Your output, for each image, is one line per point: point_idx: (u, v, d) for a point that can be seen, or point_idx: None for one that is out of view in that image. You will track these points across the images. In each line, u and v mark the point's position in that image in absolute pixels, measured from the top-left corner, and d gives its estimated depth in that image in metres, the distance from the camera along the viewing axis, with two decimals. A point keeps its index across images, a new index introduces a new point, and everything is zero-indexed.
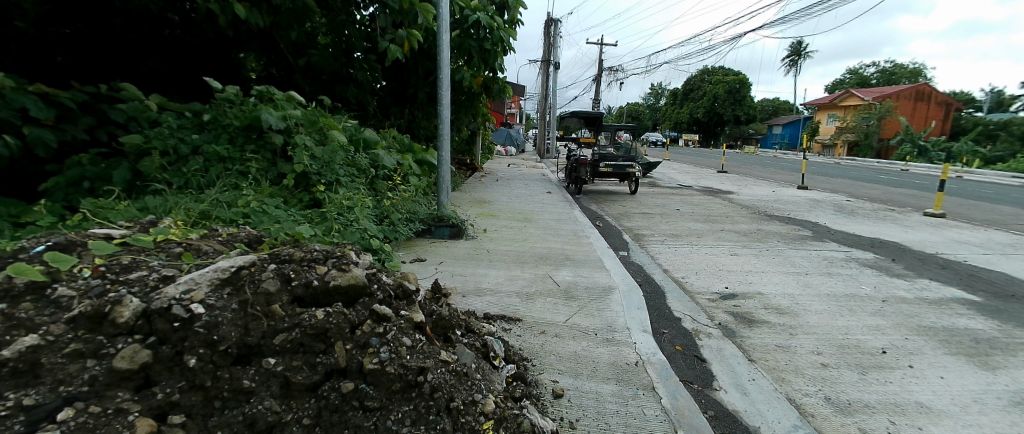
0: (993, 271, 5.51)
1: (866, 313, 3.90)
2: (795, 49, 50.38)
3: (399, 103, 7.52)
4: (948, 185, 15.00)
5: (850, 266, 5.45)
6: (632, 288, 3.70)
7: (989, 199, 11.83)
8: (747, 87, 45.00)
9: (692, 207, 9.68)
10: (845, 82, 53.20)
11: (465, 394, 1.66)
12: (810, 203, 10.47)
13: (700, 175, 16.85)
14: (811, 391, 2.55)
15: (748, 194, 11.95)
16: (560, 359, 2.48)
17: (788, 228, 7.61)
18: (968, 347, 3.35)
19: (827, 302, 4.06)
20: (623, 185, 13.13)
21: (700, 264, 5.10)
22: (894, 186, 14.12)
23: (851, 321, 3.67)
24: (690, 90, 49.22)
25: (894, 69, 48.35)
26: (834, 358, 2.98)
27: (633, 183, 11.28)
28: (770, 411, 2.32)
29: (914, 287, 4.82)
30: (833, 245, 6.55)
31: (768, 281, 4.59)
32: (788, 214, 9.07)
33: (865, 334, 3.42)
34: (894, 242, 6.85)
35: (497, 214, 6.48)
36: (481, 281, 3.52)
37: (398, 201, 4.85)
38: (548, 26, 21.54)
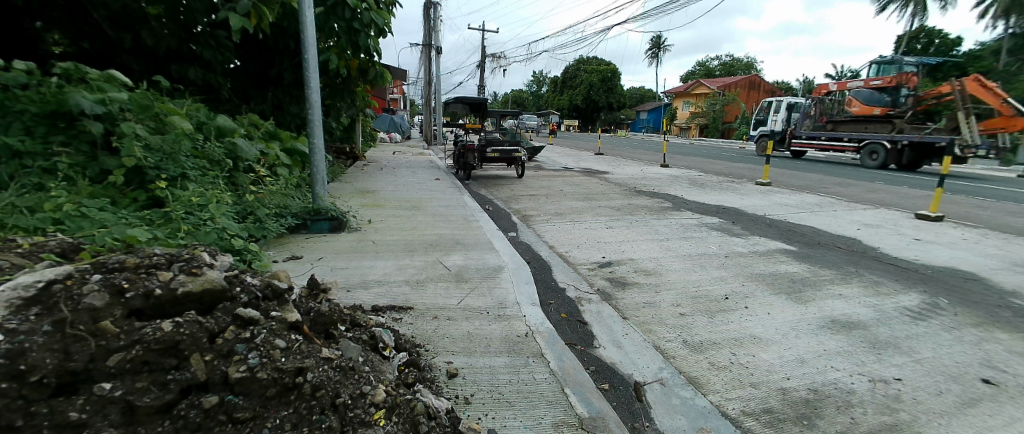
0: (803, 225, 6.92)
1: (713, 267, 4.62)
2: (655, 43, 56.33)
3: (260, 86, 6.85)
4: (773, 159, 18.22)
5: (701, 229, 6.39)
6: (520, 265, 3.88)
7: (800, 170, 14.69)
8: (617, 76, 49.09)
9: (574, 187, 10.34)
10: (695, 73, 61.07)
11: (353, 387, 1.59)
12: (672, 179, 11.92)
13: (580, 158, 18.06)
14: (672, 338, 2.94)
15: (621, 173, 13.17)
16: (453, 341, 2.50)
17: (653, 201, 8.59)
18: (787, 287, 4.19)
19: (684, 262, 4.72)
20: (510, 170, 13.50)
21: (582, 238, 5.51)
22: (733, 161, 16.78)
23: (703, 275, 4.32)
24: (568, 78, 52.04)
25: (732, 63, 56.66)
26: (690, 308, 3.48)
27: (520, 167, 11.67)
28: (641, 359, 2.64)
29: (749, 242, 5.83)
30: (688, 213, 7.58)
31: (637, 248, 5.13)
32: (654, 189, 10.22)
33: (714, 285, 4.05)
34: (734, 208, 8.15)
35: (383, 204, 6.22)
36: (367, 273, 3.37)
37: (264, 195, 4.37)
38: (427, 9, 20.88)
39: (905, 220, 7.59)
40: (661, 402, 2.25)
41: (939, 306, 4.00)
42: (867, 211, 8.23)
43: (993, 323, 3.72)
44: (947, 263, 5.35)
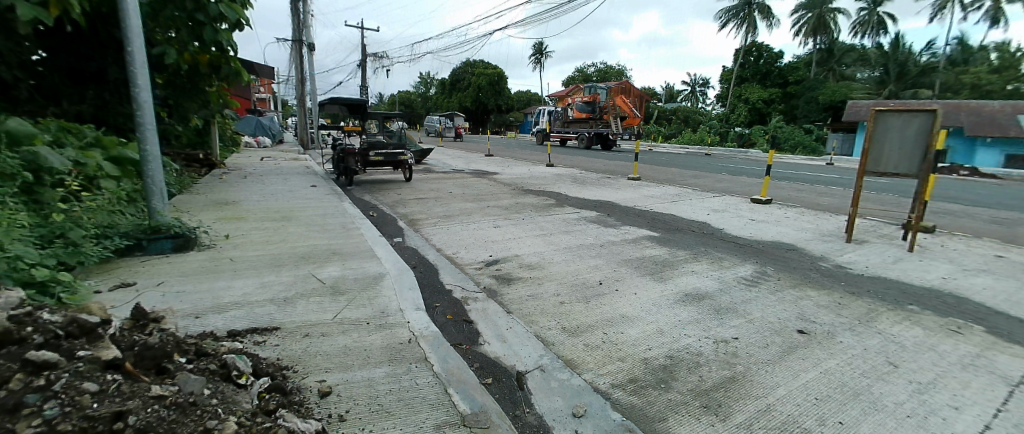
0: (666, 214, 7.86)
1: (590, 256, 5.00)
2: (536, 49, 59.11)
3: (76, 83, 5.95)
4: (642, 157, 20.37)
5: (581, 223, 6.88)
6: (403, 271, 3.78)
7: (664, 165, 16.65)
8: (504, 79, 50.50)
9: (463, 189, 10.39)
10: (574, 78, 65.54)
11: (195, 424, 1.39)
12: (556, 177, 12.64)
13: (470, 159, 18.20)
14: (552, 325, 3.12)
15: (510, 173, 13.59)
16: (327, 357, 2.34)
17: (538, 199, 9.03)
18: (652, 268, 4.72)
19: (565, 254, 5.04)
20: (397, 173, 13.08)
21: (469, 238, 5.56)
22: (609, 159, 18.36)
23: (580, 265, 4.65)
24: (456, 80, 52.11)
25: (605, 70, 61.98)
26: (569, 296, 3.73)
27: (406, 170, 11.37)
28: (523, 349, 2.75)
29: (621, 231, 6.44)
30: (570, 208, 8.11)
31: (523, 245, 5.33)
32: (540, 187, 10.74)
33: (590, 273, 4.39)
34: (609, 201, 8.94)
35: (247, 216, 5.58)
36: (223, 295, 2.98)
37: (80, 212, 3.63)
38: (296, 2, 19.23)
39: (743, 204, 9.05)
40: (540, 387, 2.38)
41: (766, 274, 4.85)
42: (715, 198, 9.64)
43: (801, 283, 4.62)
44: (773, 238, 6.51)
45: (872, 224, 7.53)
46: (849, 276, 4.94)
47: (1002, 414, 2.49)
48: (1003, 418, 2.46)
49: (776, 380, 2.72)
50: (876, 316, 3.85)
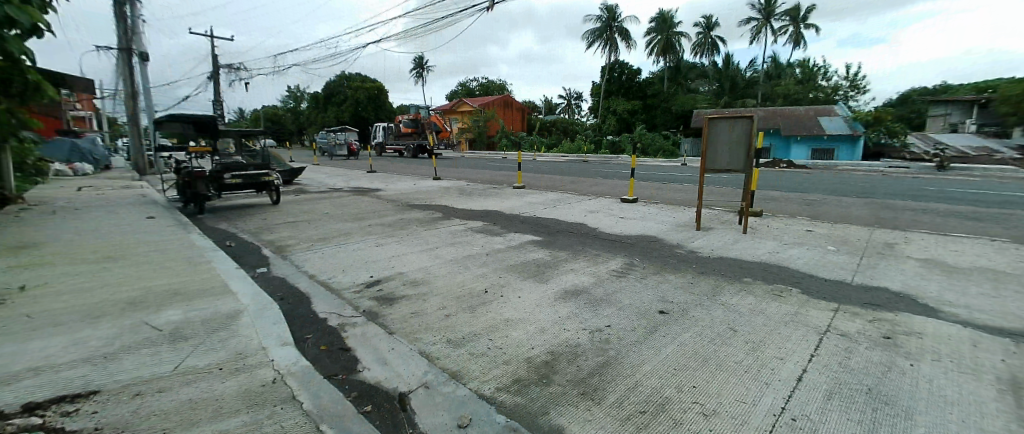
0: (547, 218, 8.32)
1: (476, 266, 5.05)
2: (416, 62, 58.52)
3: None
4: (526, 166, 21.31)
5: (466, 234, 6.92)
6: (265, 305, 3.43)
7: (546, 173, 17.63)
8: (383, 93, 48.90)
9: (342, 208, 9.76)
10: (456, 92, 66.27)
11: None
12: (442, 190, 12.58)
13: (351, 177, 17.23)
14: (437, 340, 3.07)
15: (394, 189, 13.16)
16: (167, 415, 2.01)
17: (424, 213, 8.88)
18: (535, 272, 4.93)
19: (450, 266, 5.01)
20: (263, 196, 11.80)
21: (348, 261, 5.23)
22: (494, 170, 18.86)
23: (466, 276, 4.67)
24: (330, 94, 49.11)
25: (486, 84, 63.80)
26: (454, 308, 3.71)
27: (273, 193, 10.31)
28: (406, 369, 2.66)
29: (505, 239, 6.62)
30: (456, 220, 8.12)
31: (407, 261, 5.19)
32: (426, 202, 10.58)
33: (476, 283, 4.42)
34: (495, 211, 9.17)
35: (53, 261, 4.54)
36: (14, 363, 2.40)
37: None
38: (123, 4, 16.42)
39: (615, 204, 9.99)
40: (425, 405, 2.33)
41: (634, 265, 5.41)
42: (591, 200, 10.48)
43: (662, 270, 5.22)
44: (639, 232, 7.28)
45: (715, 213, 8.87)
46: (699, 259, 5.74)
47: (814, 358, 3.11)
48: (815, 361, 3.07)
49: (643, 358, 3.03)
50: (721, 291, 4.53)
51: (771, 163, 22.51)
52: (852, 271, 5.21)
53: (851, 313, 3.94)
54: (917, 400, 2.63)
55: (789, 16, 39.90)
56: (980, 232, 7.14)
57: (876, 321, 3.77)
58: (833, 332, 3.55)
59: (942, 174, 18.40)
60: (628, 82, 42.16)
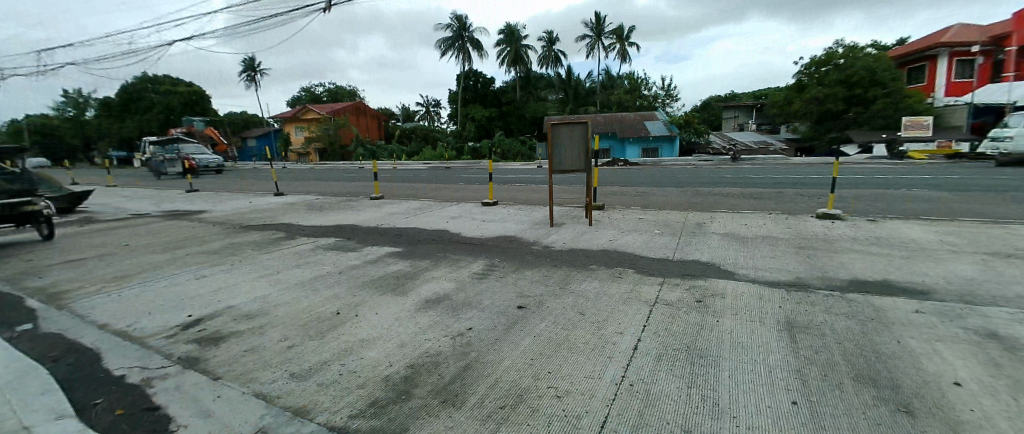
0: (407, 228, 8.10)
1: (326, 287, 4.64)
2: (247, 64, 51.75)
3: None
4: (385, 175, 20.50)
5: (315, 252, 6.32)
6: (21, 376, 2.85)
7: (405, 181, 17.18)
8: (204, 99, 42.01)
9: (151, 237, 8.08)
10: (300, 98, 60.51)
11: None
12: (287, 206, 11.32)
13: (165, 199, 14.38)
14: (277, 376, 2.75)
15: (225, 209, 11.39)
16: None
17: (263, 234, 7.86)
18: (393, 284, 4.74)
19: (295, 291, 4.51)
20: (27, 231, 9.10)
21: (158, 300, 4.34)
22: (348, 181, 17.68)
23: (314, 299, 4.25)
24: (131, 100, 40.46)
25: (335, 90, 59.66)
26: (299, 337, 3.35)
27: (42, 226, 8.01)
28: (237, 418, 2.33)
29: (361, 253, 6.22)
30: (303, 238, 7.37)
31: (240, 292, 4.51)
32: (266, 221, 9.39)
33: (325, 305, 4.06)
34: (348, 224, 8.58)
35: None
36: None
37: None
38: None
39: (475, 208, 10.21)
40: None
41: (495, 265, 5.58)
42: (452, 206, 10.53)
43: (520, 267, 5.49)
44: (498, 233, 7.55)
45: (566, 209, 9.69)
46: (553, 253, 6.19)
47: (646, 327, 3.58)
48: (646, 330, 3.54)
49: (502, 355, 3.13)
50: (571, 280, 4.94)
51: (611, 162, 25.61)
52: (673, 249, 6.18)
53: (672, 285, 4.65)
54: (719, 349, 3.21)
55: (614, 35, 45.90)
56: (757, 208, 9.12)
57: (690, 288, 4.51)
58: (660, 302, 4.14)
59: (731, 164, 23.09)
60: (482, 90, 43.78)
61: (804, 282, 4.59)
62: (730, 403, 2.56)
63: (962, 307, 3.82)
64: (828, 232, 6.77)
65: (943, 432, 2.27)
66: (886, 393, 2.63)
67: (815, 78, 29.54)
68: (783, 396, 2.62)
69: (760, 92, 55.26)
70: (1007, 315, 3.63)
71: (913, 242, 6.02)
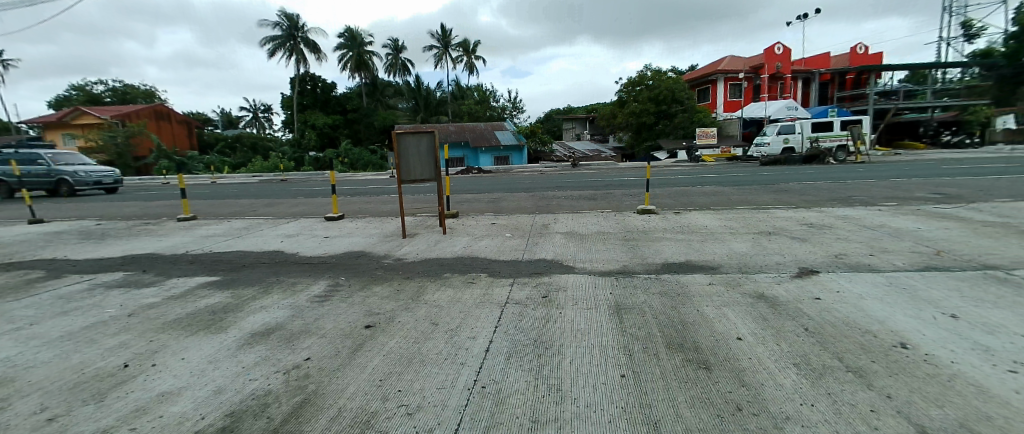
0: (229, 252, 6.94)
1: (110, 334, 3.68)
2: None
3: None
4: (200, 193, 17.40)
5: (94, 293, 4.98)
6: None
7: (229, 198, 14.84)
8: None
9: None
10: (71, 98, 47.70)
11: None
12: (49, 237, 8.73)
13: None
14: None
15: None
16: None
17: (7, 276, 5.89)
18: (209, 320, 4.00)
19: (59, 345, 3.47)
20: None
21: None
22: (147, 200, 14.50)
23: (89, 352, 3.32)
24: None
25: (125, 90, 48.60)
26: (63, 404, 2.57)
27: None
28: None
29: (163, 288, 5.12)
30: (74, 276, 5.74)
31: None
32: (13, 258, 7.07)
33: (107, 358, 3.20)
34: (146, 254, 7.00)
35: None
36: None
37: None
38: None
39: (317, 224, 9.31)
40: None
41: (340, 284, 5.14)
42: (288, 224, 9.41)
43: (368, 284, 5.17)
44: (343, 249, 7.00)
45: (418, 219, 9.49)
46: (404, 265, 5.97)
47: (497, 328, 3.68)
48: (497, 331, 3.64)
49: (347, 381, 2.86)
50: (424, 291, 4.82)
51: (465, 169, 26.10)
52: (523, 250, 6.53)
53: (522, 284, 4.89)
54: (561, 339, 3.46)
55: (461, 47, 47.16)
56: (593, 208, 10.24)
57: (538, 285, 4.81)
58: (509, 302, 4.30)
59: (571, 170, 25.64)
60: (322, 95, 41.02)
61: (629, 269, 5.28)
62: (572, 387, 2.76)
63: (738, 276, 4.84)
64: (647, 225, 7.95)
65: (728, 379, 2.81)
66: (689, 354, 3.15)
67: (632, 96, 34.72)
68: (614, 372, 2.94)
69: (591, 106, 62.74)
70: (765, 279, 4.71)
71: (705, 228, 7.45)
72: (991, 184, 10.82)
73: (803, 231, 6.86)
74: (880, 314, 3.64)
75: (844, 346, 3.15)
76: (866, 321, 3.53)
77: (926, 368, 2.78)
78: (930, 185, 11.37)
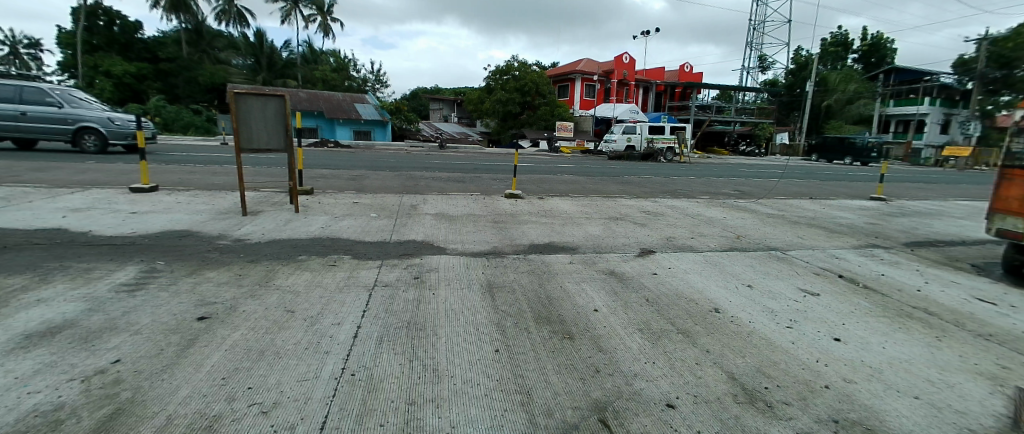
0: None
1: None
2: None
3: None
4: None
5: None
6: None
7: None
8: None
9: None
10: None
11: None
12: None
13: None
14: None
15: None
16: None
17: None
18: None
19: None
20: None
21: None
22: None
23: None
24: None
25: None
26: None
27: None
28: None
29: None
30: None
31: None
32: None
33: None
34: None
35: None
36: None
37: None
38: None
39: (120, 196, 7.48)
40: None
41: (160, 269, 4.25)
42: (74, 194, 7.36)
43: (200, 268, 4.37)
44: (164, 227, 5.79)
45: (264, 195, 8.33)
46: (247, 247, 5.19)
47: (364, 312, 3.46)
48: (365, 314, 3.42)
49: (177, 383, 2.38)
50: (274, 276, 4.26)
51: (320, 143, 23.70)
52: (390, 231, 6.23)
53: (391, 266, 4.67)
54: (435, 319, 3.41)
55: (315, 6, 42.43)
56: (462, 191, 10.28)
57: (408, 267, 4.65)
58: (378, 285, 4.08)
59: (439, 152, 25.37)
60: (119, 36, 33.88)
61: (499, 250, 5.44)
62: (448, 366, 2.75)
63: (594, 256, 5.38)
64: (513, 209, 8.29)
65: (589, 346, 3.11)
66: (556, 326, 3.40)
67: (499, 84, 35.56)
68: (489, 347, 3.02)
69: (458, 89, 62.50)
70: (616, 258, 5.33)
71: (565, 213, 8.07)
72: (770, 185, 13.96)
73: (642, 217, 7.95)
74: (700, 285, 4.44)
75: (677, 313, 3.75)
76: (691, 291, 4.26)
77: (733, 327, 3.47)
78: (731, 183, 14.18)
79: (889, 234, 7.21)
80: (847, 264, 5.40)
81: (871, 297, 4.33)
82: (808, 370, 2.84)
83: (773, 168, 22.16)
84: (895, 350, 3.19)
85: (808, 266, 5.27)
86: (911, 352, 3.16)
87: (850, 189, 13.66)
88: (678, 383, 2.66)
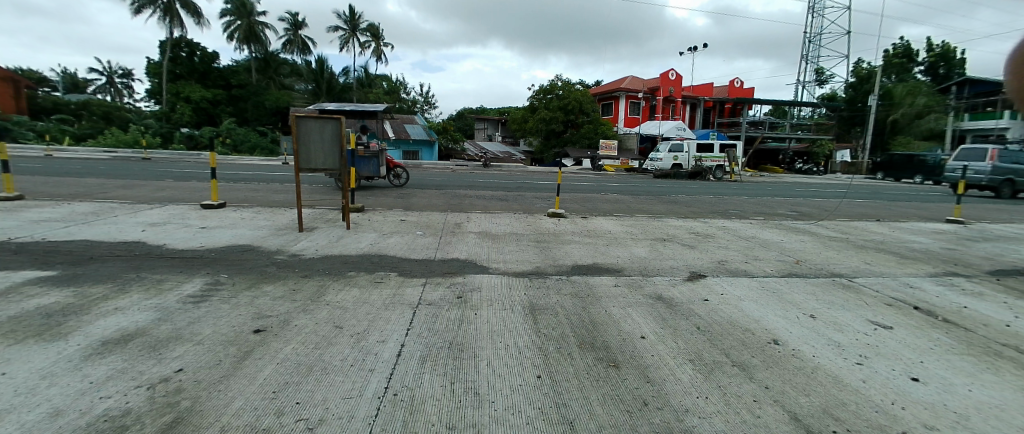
0: (69, 242, 5.71)
1: None
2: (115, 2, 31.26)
3: None
4: (27, 167, 14.23)
5: None
6: None
7: (74, 177, 12.42)
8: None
9: None
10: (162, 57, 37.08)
11: None
12: None
13: None
14: None
15: None
16: None
17: None
18: (39, 326, 3.23)
19: None
20: None
21: None
22: None
23: None
24: None
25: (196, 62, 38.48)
26: None
27: None
28: None
29: None
30: None
31: None
32: None
33: None
34: None
35: None
36: None
37: None
38: None
39: (191, 212, 8.09)
40: None
41: (222, 282, 4.53)
42: (152, 210, 8.04)
43: (257, 281, 4.62)
44: (228, 242, 6.20)
45: (318, 212, 8.75)
46: (302, 262, 5.43)
47: (409, 331, 3.49)
48: (409, 333, 3.45)
49: (232, 394, 2.48)
50: (324, 291, 4.41)
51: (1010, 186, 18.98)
52: (435, 249, 6.34)
53: (435, 284, 4.73)
54: (477, 340, 3.39)
55: (368, 32, 44.84)
56: (505, 209, 10.36)
57: (451, 286, 4.69)
58: (422, 304, 4.12)
59: (482, 170, 25.88)
60: (198, 65, 37.04)
61: (541, 271, 5.38)
62: (490, 390, 2.70)
63: (640, 279, 5.20)
64: (556, 228, 8.24)
65: (635, 376, 2.97)
66: (600, 353, 3.28)
67: (542, 103, 35.89)
68: (531, 373, 2.95)
69: (502, 108, 63.45)
70: (663, 281, 5.13)
71: (608, 233, 7.92)
72: (830, 206, 13.09)
73: (690, 238, 7.65)
74: (757, 314, 4.15)
75: (730, 343, 3.52)
76: (746, 320, 4.00)
77: (795, 362, 3.20)
78: (787, 203, 13.42)
79: (972, 262, 6.51)
80: (922, 295, 4.89)
81: (953, 332, 3.88)
82: (884, 414, 2.56)
83: (832, 188, 20.88)
84: (983, 394, 2.82)
85: (877, 295, 4.83)
86: (1006, 398, 2.77)
87: (921, 210, 12.61)
88: (733, 421, 2.47)
